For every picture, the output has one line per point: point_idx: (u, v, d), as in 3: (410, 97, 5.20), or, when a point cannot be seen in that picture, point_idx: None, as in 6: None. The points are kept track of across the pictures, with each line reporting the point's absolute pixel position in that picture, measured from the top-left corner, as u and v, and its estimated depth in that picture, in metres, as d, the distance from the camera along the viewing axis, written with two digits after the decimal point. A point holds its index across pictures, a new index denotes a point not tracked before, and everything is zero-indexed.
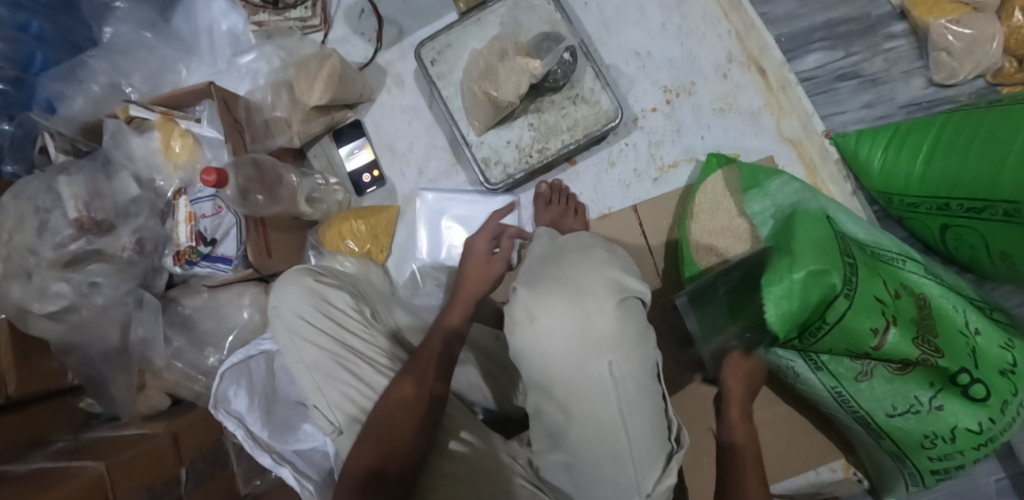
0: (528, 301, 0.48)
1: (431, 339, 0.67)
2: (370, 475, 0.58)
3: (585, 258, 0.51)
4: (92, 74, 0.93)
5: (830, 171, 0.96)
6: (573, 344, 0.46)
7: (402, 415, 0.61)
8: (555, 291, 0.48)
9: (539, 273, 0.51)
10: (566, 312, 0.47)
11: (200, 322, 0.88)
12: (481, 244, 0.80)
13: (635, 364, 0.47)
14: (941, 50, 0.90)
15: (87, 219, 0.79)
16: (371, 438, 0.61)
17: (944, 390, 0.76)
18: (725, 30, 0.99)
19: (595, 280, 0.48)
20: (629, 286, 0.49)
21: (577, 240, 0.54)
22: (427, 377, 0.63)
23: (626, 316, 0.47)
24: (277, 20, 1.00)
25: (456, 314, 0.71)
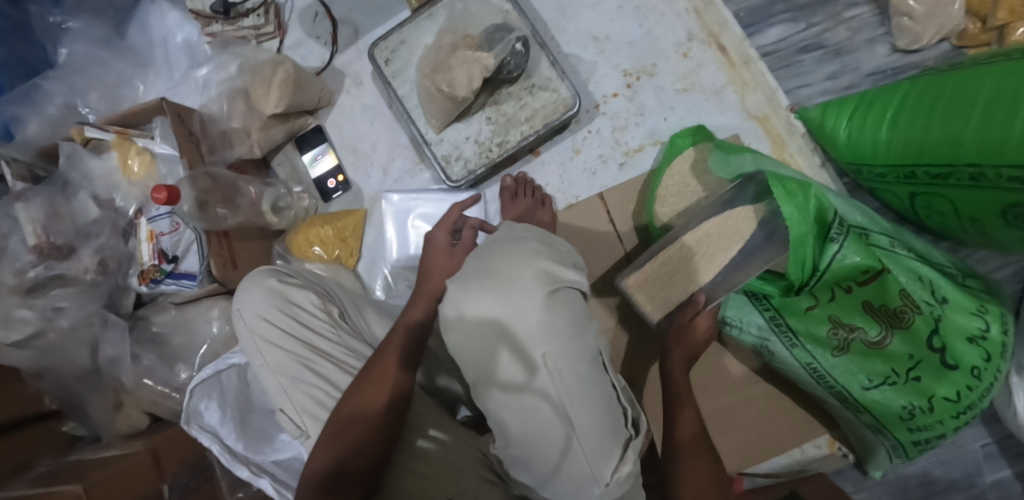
0: (457, 299, 0.47)
1: (393, 339, 0.66)
2: (332, 475, 0.58)
3: (513, 249, 0.49)
4: (47, 96, 0.91)
5: (797, 143, 0.95)
6: (502, 339, 0.44)
7: (363, 417, 0.61)
8: (482, 287, 0.46)
9: (467, 270, 0.49)
10: (492, 306, 0.45)
11: (172, 338, 0.87)
12: (443, 235, 0.77)
13: (571, 355, 0.44)
14: (903, 14, 0.89)
15: (46, 244, 0.78)
16: (336, 437, 0.60)
17: (921, 361, 0.77)
18: (683, 8, 0.97)
19: (522, 271, 0.47)
20: (558, 277, 0.48)
21: (510, 233, 0.53)
22: (397, 363, 0.64)
23: (555, 307, 0.45)
24: (231, 30, 0.99)
25: (416, 312, 0.70)
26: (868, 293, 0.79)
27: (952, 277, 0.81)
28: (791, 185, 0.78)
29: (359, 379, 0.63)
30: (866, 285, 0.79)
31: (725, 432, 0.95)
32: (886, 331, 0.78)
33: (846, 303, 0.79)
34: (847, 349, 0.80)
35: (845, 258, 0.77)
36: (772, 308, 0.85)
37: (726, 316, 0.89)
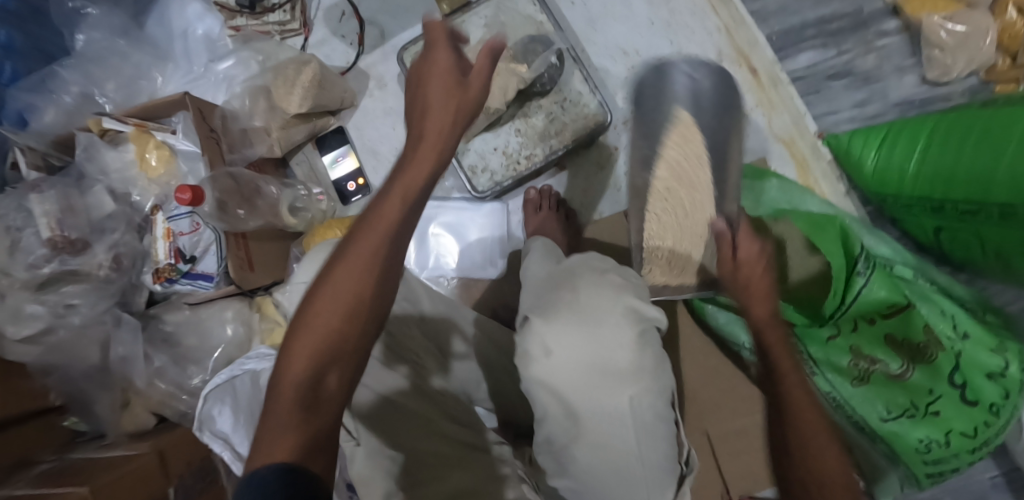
0: (544, 334, 0.47)
1: (387, 214, 0.46)
2: (310, 392, 0.42)
3: (598, 286, 0.51)
4: (63, 84, 0.89)
5: (822, 169, 0.94)
6: (589, 375, 0.46)
7: (336, 286, 0.44)
8: (572, 325, 0.47)
9: (551, 302, 0.50)
10: (585, 344, 0.47)
11: (184, 338, 0.85)
12: (445, 58, 0.51)
13: (652, 395, 0.47)
14: (934, 46, 0.89)
15: (60, 237, 0.75)
16: (305, 345, 0.43)
17: (940, 396, 0.77)
18: (714, 26, 0.96)
19: (612, 309, 0.48)
20: (644, 315, 0.49)
21: (587, 265, 0.54)
22: (391, 242, 0.46)
23: (644, 346, 0.48)
24: (255, 24, 0.97)
25: (410, 178, 0.48)
26: (891, 326, 0.79)
27: (973, 312, 0.82)
28: (819, 223, 0.81)
29: (335, 262, 0.46)
30: (891, 318, 0.79)
31: (738, 454, 0.93)
32: (907, 365, 0.78)
33: (868, 335, 0.80)
34: (866, 380, 0.81)
35: (871, 292, 0.76)
36: (794, 336, 0.84)
37: (748, 343, 0.88)
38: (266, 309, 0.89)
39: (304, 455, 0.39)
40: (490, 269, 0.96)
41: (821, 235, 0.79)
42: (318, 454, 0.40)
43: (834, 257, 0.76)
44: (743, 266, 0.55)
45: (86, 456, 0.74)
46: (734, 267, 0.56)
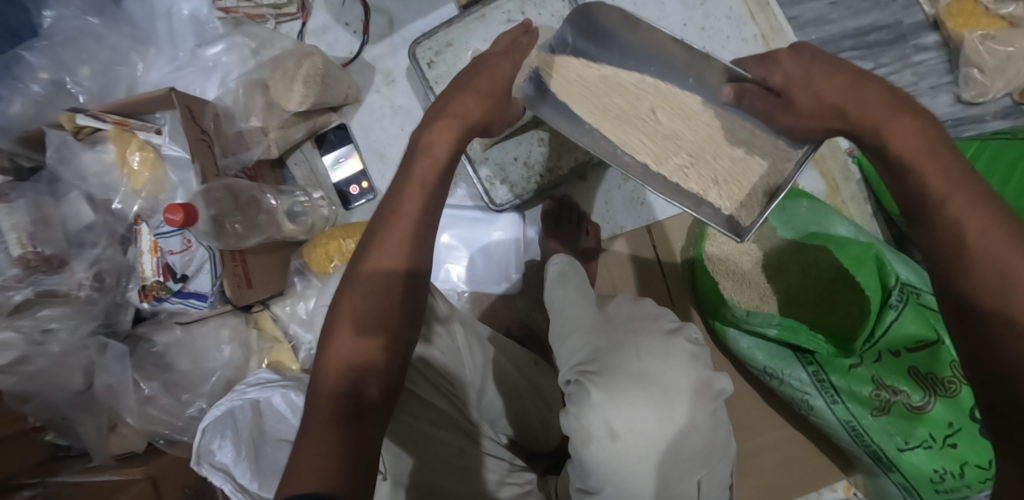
0: (608, 410, 0.45)
1: (407, 211, 0.55)
2: (346, 401, 0.49)
3: (666, 354, 0.48)
4: (31, 71, 0.79)
5: (851, 190, 0.91)
6: (663, 458, 0.44)
7: (375, 279, 0.54)
8: (639, 401, 0.45)
9: (613, 367, 0.47)
10: (654, 425, 0.44)
11: (177, 361, 0.78)
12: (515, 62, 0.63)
13: (717, 473, 0.47)
14: (973, 65, 0.84)
15: (33, 255, 0.69)
16: (346, 333, 0.52)
17: (961, 430, 0.74)
18: (750, 33, 0.91)
19: (685, 386, 0.46)
20: (715, 388, 0.48)
21: (649, 322, 0.51)
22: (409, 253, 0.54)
23: (717, 425, 0.47)
24: (247, 6, 0.87)
25: (418, 190, 0.56)
26: (917, 360, 0.77)
27: None
28: (856, 257, 0.79)
29: (357, 269, 0.55)
30: (916, 352, 0.77)
31: (747, 473, 0.92)
32: (930, 396, 0.75)
33: (892, 365, 0.77)
34: (888, 410, 0.77)
35: (901, 326, 0.77)
36: (815, 362, 0.80)
37: (767, 367, 0.84)
38: (264, 324, 0.86)
39: (333, 484, 0.43)
40: (500, 284, 0.92)
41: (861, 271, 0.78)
42: (345, 478, 0.44)
43: (874, 293, 0.76)
44: (810, 91, 0.53)
45: (72, 481, 0.67)
46: (808, 93, 0.53)
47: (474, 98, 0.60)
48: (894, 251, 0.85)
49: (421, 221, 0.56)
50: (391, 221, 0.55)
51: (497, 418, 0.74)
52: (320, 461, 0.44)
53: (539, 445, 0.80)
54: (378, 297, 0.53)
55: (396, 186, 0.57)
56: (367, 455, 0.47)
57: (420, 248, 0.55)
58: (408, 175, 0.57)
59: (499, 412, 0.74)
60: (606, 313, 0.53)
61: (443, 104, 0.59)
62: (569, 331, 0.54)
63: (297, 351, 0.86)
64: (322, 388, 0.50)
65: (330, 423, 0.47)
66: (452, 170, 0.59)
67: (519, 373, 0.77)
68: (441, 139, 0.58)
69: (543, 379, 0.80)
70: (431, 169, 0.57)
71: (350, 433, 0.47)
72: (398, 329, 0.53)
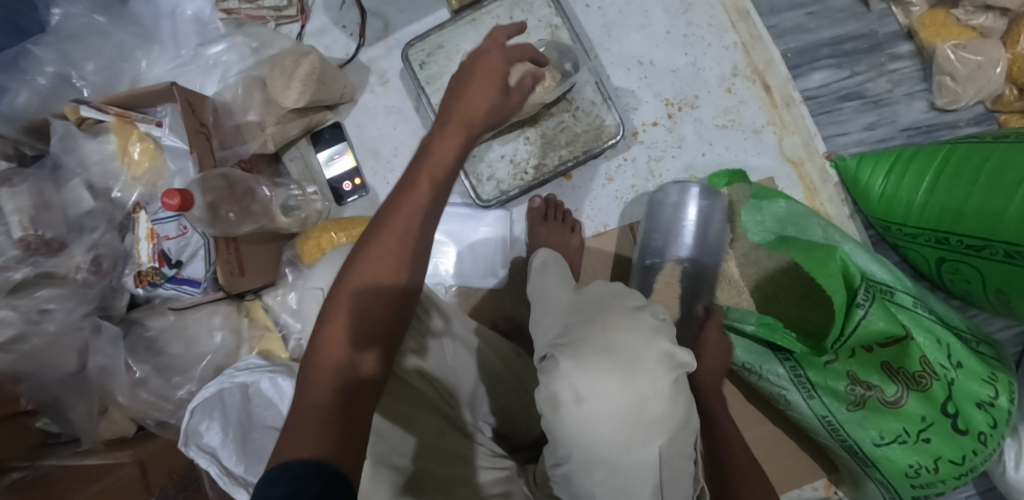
0: (575, 376, 0.47)
1: (412, 197, 0.55)
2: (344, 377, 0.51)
3: (634, 326, 0.49)
4: (38, 64, 0.83)
5: (829, 193, 0.94)
6: (625, 424, 0.46)
7: (380, 265, 0.54)
8: (605, 370, 0.47)
9: (582, 340, 0.49)
10: (620, 391, 0.46)
11: (169, 346, 0.81)
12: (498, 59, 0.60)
13: (679, 441, 0.48)
14: (946, 73, 0.87)
15: (33, 237, 0.71)
16: (344, 315, 0.53)
17: (935, 424, 0.78)
18: (731, 41, 0.95)
19: (647, 353, 0.48)
20: (679, 360, 0.49)
21: (618, 300, 0.53)
22: (413, 238, 0.55)
23: (678, 395, 0.48)
24: (249, 8, 0.91)
25: (426, 178, 0.56)
26: (889, 354, 0.79)
27: (966, 341, 0.83)
28: (822, 257, 0.80)
29: (358, 253, 0.55)
30: (888, 347, 0.79)
31: None
32: (902, 391, 0.78)
33: (866, 361, 0.79)
34: (863, 406, 0.79)
35: (871, 322, 0.78)
36: (792, 358, 0.83)
37: (746, 363, 0.89)
38: (255, 313, 0.88)
39: (330, 451, 0.44)
40: (484, 279, 0.94)
41: (824, 272, 0.80)
42: (341, 445, 0.45)
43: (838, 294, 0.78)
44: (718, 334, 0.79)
45: (60, 464, 0.69)
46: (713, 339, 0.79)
47: (479, 99, 0.59)
48: (876, 257, 0.88)
49: (428, 211, 0.56)
50: (399, 206, 0.55)
51: (479, 404, 0.76)
52: (316, 433, 0.45)
53: (522, 432, 0.82)
54: (370, 297, 0.54)
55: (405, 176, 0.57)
56: (357, 442, 0.47)
57: (423, 235, 0.56)
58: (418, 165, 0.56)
59: (481, 396, 0.76)
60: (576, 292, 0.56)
61: (447, 109, 0.58)
62: (547, 312, 0.56)
63: (287, 340, 0.87)
64: (319, 366, 0.52)
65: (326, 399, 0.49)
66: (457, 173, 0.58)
67: (501, 362, 0.79)
68: (445, 145, 0.58)
69: (527, 371, 0.82)
70: (439, 167, 0.56)
71: (344, 409, 0.48)
72: (395, 309, 0.55)
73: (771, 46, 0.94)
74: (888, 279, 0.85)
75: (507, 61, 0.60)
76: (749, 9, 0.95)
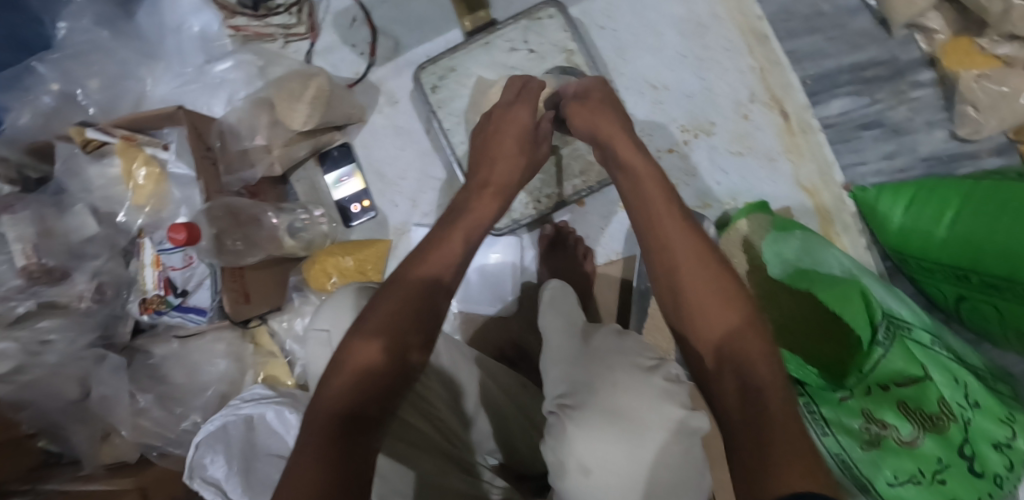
0: (582, 444, 0.46)
1: (448, 239, 0.59)
2: (350, 412, 0.49)
3: (644, 391, 0.48)
4: (41, 82, 0.81)
5: (844, 222, 0.92)
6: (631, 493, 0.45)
7: (406, 295, 0.55)
8: (614, 437, 0.46)
9: (590, 402, 0.48)
10: (626, 459, 0.45)
11: (171, 373, 0.79)
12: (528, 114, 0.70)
13: None
14: (968, 103, 0.85)
15: (35, 266, 0.71)
16: (359, 343, 0.52)
17: (951, 465, 0.75)
18: (748, 65, 0.93)
19: (656, 420, 0.47)
20: (690, 427, 0.48)
21: (630, 358, 0.51)
22: (443, 270, 0.57)
23: (687, 463, 0.48)
24: (256, 25, 0.88)
25: (468, 222, 0.61)
26: (906, 394, 0.77)
27: (982, 379, 0.81)
28: (843, 293, 0.78)
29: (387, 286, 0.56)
30: (905, 386, 0.77)
31: None
32: (918, 431, 0.76)
33: (881, 399, 0.77)
34: (877, 444, 0.77)
35: (889, 361, 0.77)
36: (806, 394, 0.83)
37: None
38: (260, 339, 0.86)
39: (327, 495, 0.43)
40: (486, 306, 0.93)
41: (848, 308, 0.77)
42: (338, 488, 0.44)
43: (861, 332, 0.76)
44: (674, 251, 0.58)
45: (61, 489, 0.66)
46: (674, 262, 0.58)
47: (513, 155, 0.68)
48: (893, 291, 0.86)
49: (466, 253, 0.60)
50: (438, 243, 0.59)
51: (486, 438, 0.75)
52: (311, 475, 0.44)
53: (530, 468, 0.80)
54: (409, 305, 0.54)
55: (442, 226, 0.62)
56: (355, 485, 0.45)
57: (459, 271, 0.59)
58: (465, 210, 0.63)
59: (486, 435, 0.72)
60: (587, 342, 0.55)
61: (482, 173, 0.66)
62: (555, 361, 0.54)
63: (293, 366, 0.86)
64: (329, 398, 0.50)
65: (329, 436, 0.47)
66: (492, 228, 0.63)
67: (509, 398, 0.73)
68: (484, 204, 0.64)
69: None
70: (484, 214, 0.63)
71: (346, 447, 0.46)
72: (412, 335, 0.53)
73: (789, 71, 0.92)
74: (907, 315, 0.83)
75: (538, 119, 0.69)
76: (768, 33, 0.93)
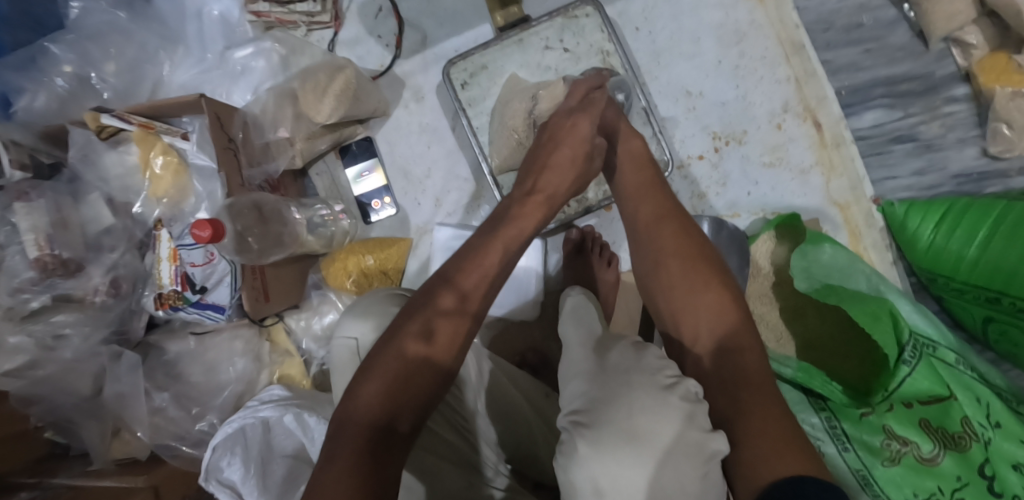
0: (594, 466, 0.39)
1: (491, 249, 0.57)
2: (381, 434, 0.46)
3: (662, 412, 0.42)
4: (56, 63, 0.78)
5: (873, 238, 0.91)
6: None
7: (446, 308, 0.52)
8: (630, 461, 0.39)
9: (606, 420, 0.42)
10: (642, 488, 0.39)
11: (187, 371, 0.77)
12: (585, 126, 0.67)
13: None
14: (1002, 121, 0.84)
15: (50, 258, 0.67)
16: (391, 358, 0.49)
17: (971, 485, 0.72)
18: (784, 75, 0.91)
19: (673, 443, 0.41)
20: (709, 449, 0.42)
21: (646, 375, 0.45)
22: (484, 284, 0.55)
23: (705, 490, 0.42)
24: (280, 12, 0.85)
25: (511, 233, 0.59)
26: (928, 412, 0.77)
27: (1005, 401, 0.78)
28: (873, 312, 0.77)
29: (422, 297, 0.53)
30: (930, 405, 0.77)
31: None
32: (939, 449, 0.75)
33: (904, 417, 0.77)
34: (898, 460, 0.75)
35: (914, 382, 0.78)
36: (828, 408, 0.82)
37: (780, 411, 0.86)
38: (276, 337, 0.84)
39: None
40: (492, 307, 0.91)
41: (878, 327, 0.76)
42: None
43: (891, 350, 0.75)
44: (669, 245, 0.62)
45: (71, 484, 0.63)
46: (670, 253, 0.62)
47: (568, 153, 0.66)
48: (918, 307, 0.83)
49: (504, 268, 0.58)
50: (484, 248, 0.57)
51: None
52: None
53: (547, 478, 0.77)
54: (437, 326, 0.52)
55: (477, 242, 0.58)
56: None
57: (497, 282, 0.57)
58: (511, 218, 0.60)
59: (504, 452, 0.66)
60: (599, 354, 0.49)
61: (531, 181, 0.65)
62: (571, 375, 0.48)
63: (309, 366, 0.85)
64: (354, 417, 0.47)
65: (360, 458, 0.44)
66: (530, 242, 0.61)
67: (531, 409, 0.69)
68: (528, 214, 0.62)
69: None
70: (529, 223, 0.61)
71: (379, 471, 0.44)
72: (444, 348, 0.51)
73: (826, 84, 0.91)
74: (937, 334, 0.81)
75: (591, 123, 0.68)
76: (805, 42, 0.91)
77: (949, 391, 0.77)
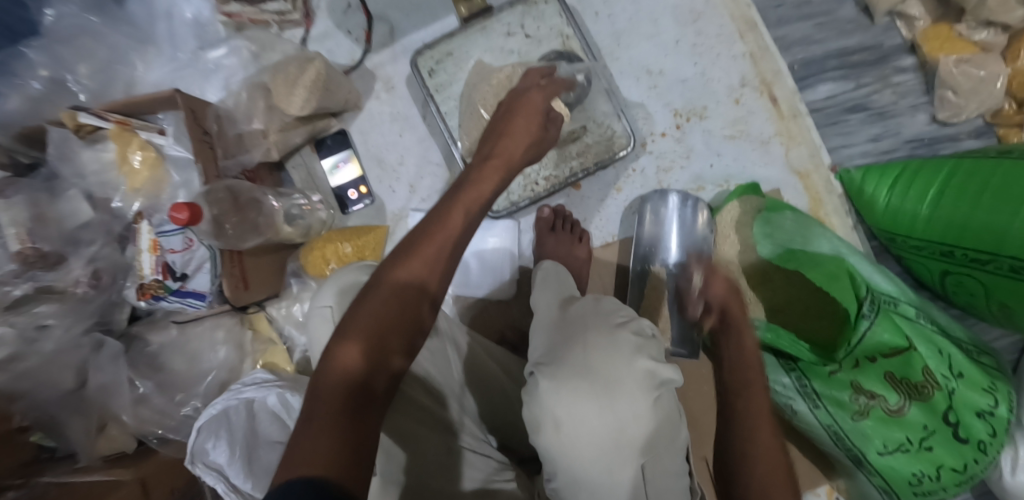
0: (553, 401, 0.42)
1: (455, 219, 0.58)
2: (361, 390, 0.48)
3: (614, 349, 0.44)
4: (31, 68, 0.81)
5: (834, 204, 0.95)
6: (609, 448, 0.42)
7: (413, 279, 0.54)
8: (583, 394, 0.42)
9: (564, 359, 0.44)
10: (599, 417, 0.42)
11: (170, 361, 0.79)
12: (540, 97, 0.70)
13: (661, 461, 0.44)
14: (948, 87, 0.87)
15: (31, 250, 0.70)
16: (367, 323, 0.51)
17: (937, 433, 0.76)
18: (739, 51, 0.95)
19: (625, 375, 0.43)
20: (662, 378, 0.45)
21: (600, 317, 0.47)
22: (446, 253, 0.57)
23: (660, 416, 0.44)
24: (251, 12, 0.87)
25: (473, 194, 0.60)
26: (892, 365, 0.77)
27: (967, 351, 0.80)
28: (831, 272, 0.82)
29: (388, 268, 0.55)
30: (893, 358, 0.76)
31: None
32: (905, 400, 0.76)
33: (870, 372, 0.77)
34: (868, 414, 0.77)
35: (876, 333, 0.76)
36: (798, 368, 0.84)
37: None
38: (259, 326, 0.85)
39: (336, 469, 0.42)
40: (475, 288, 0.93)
41: (835, 285, 0.81)
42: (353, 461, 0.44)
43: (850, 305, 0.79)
44: None
45: (59, 482, 0.64)
46: None
47: (524, 121, 0.69)
48: (878, 266, 0.84)
49: (462, 236, 0.58)
50: (446, 211, 0.58)
51: None
52: (322, 449, 0.43)
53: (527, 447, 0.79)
54: (405, 297, 0.53)
55: (441, 206, 0.59)
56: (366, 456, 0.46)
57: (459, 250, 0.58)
58: (474, 181, 0.62)
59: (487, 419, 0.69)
60: (561, 307, 0.51)
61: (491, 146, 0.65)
62: (537, 329, 0.50)
63: (292, 352, 0.86)
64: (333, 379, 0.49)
65: (341, 411, 0.46)
66: (491, 204, 0.62)
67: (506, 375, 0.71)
68: (489, 178, 0.64)
69: None
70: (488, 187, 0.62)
71: (359, 423, 0.47)
72: (415, 313, 0.53)
73: (779, 59, 0.95)
74: (899, 290, 0.82)
75: (545, 99, 0.72)
76: (758, 20, 0.95)
77: (909, 343, 0.76)
